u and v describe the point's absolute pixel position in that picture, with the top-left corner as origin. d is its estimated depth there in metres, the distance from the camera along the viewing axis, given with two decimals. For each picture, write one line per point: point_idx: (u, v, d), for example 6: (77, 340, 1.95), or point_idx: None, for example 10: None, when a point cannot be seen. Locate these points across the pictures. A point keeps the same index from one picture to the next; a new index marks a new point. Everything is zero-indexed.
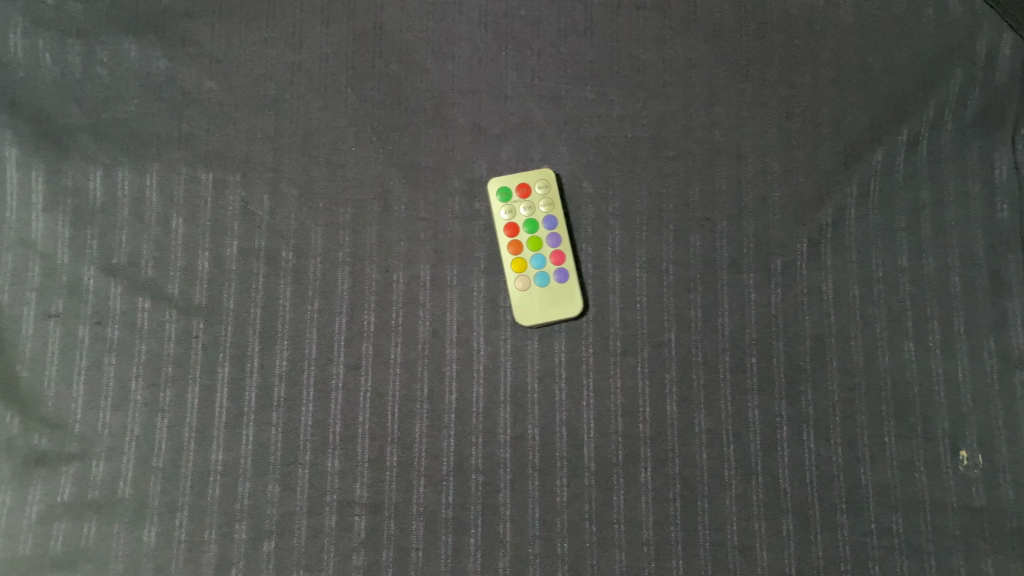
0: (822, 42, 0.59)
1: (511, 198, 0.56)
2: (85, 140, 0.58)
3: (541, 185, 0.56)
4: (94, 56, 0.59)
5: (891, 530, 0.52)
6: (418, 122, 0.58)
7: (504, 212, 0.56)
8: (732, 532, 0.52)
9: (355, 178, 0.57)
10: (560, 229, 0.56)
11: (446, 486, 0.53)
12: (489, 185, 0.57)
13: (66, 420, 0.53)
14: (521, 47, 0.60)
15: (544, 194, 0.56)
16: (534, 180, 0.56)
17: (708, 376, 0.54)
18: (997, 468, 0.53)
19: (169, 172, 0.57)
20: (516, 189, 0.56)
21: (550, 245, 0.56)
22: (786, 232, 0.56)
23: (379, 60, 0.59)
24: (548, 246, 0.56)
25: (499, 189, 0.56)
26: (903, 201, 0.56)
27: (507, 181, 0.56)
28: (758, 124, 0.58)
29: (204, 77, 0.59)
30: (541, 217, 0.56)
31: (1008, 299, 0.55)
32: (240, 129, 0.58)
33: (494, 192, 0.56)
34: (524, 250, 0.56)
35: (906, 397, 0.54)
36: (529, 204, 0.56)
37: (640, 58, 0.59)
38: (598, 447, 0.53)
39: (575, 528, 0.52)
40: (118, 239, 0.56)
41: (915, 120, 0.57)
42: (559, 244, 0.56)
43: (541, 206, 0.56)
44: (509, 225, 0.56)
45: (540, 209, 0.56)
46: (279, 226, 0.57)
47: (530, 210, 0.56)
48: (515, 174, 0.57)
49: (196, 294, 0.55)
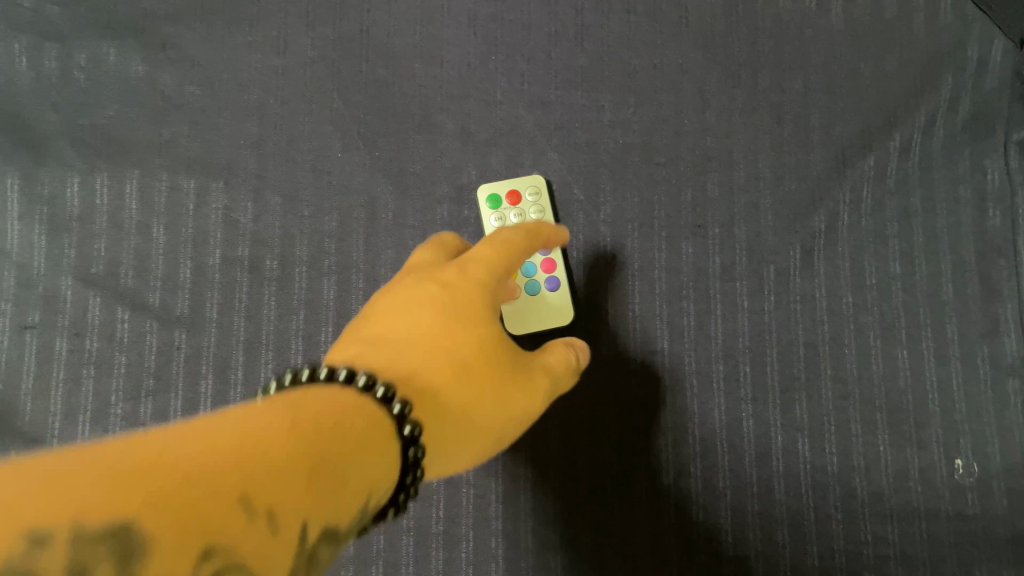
0: (814, 47, 0.59)
1: (501, 205, 0.55)
2: (62, 145, 0.56)
3: (533, 193, 0.55)
4: (71, 60, 0.57)
5: (886, 540, 0.52)
6: (406, 128, 0.57)
7: (493, 219, 0.55)
8: (727, 542, 0.52)
9: (341, 186, 0.56)
10: (551, 237, 0.55)
11: (436, 501, 0.53)
12: (480, 191, 0.56)
13: (44, 434, 0.52)
14: (511, 52, 0.59)
15: (535, 201, 0.55)
16: (524, 187, 0.55)
17: (700, 385, 0.54)
18: (991, 476, 0.52)
19: (150, 179, 0.56)
20: (506, 196, 0.55)
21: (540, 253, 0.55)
22: (778, 239, 0.56)
23: (366, 65, 0.58)
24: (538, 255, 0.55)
25: (489, 195, 0.55)
26: (895, 207, 0.56)
27: (498, 188, 0.55)
28: (750, 130, 0.57)
29: (186, 81, 0.57)
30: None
31: (1002, 306, 0.54)
32: (223, 135, 0.57)
33: (484, 199, 0.55)
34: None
35: (899, 404, 0.54)
36: (519, 211, 0.55)
37: (631, 64, 0.59)
38: (591, 460, 0.53)
39: (568, 541, 0.53)
40: (96, 249, 0.55)
41: (906, 126, 0.57)
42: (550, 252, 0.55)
43: (531, 213, 0.55)
44: None
45: (531, 216, 0.55)
46: (263, 234, 0.55)
47: (521, 217, 0.55)
48: (505, 180, 0.56)
49: (178, 303, 0.54)
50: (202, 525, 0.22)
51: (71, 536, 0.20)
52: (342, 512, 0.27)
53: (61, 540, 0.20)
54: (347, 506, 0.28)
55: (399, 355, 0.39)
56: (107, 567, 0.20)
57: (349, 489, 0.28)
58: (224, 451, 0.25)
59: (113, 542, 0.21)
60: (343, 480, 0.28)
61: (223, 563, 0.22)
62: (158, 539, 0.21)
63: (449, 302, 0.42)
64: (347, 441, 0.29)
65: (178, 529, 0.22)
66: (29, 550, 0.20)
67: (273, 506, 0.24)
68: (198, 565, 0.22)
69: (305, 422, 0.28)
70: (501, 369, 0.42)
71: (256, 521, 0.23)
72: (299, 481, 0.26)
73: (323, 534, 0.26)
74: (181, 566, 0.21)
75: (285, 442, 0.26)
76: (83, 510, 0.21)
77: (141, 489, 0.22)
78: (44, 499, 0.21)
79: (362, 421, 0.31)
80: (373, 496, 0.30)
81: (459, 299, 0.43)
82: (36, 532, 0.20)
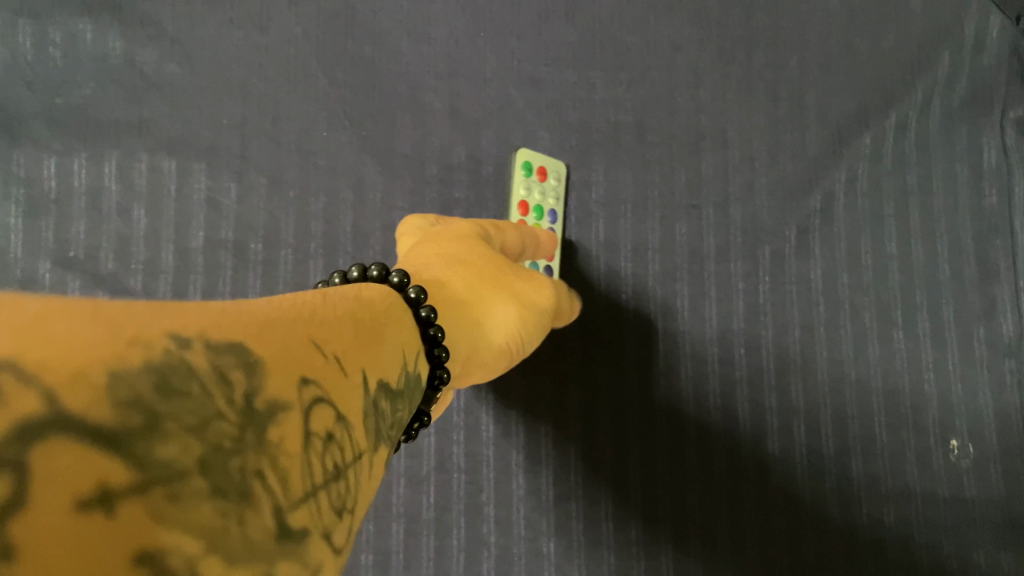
0: (809, 23, 0.58)
1: (531, 177, 0.54)
2: (37, 125, 0.54)
3: (557, 176, 0.55)
4: (46, 37, 0.55)
5: (882, 523, 0.51)
6: (393, 107, 0.56)
7: (522, 188, 0.54)
8: (723, 528, 0.52)
9: (327, 166, 0.55)
10: (558, 228, 0.55)
11: (427, 487, 0.52)
12: (517, 153, 0.54)
13: None
14: (500, 28, 0.57)
15: (556, 186, 0.55)
16: (554, 169, 0.55)
17: (696, 368, 0.54)
18: (988, 457, 0.51)
19: (129, 160, 0.55)
20: (538, 171, 0.54)
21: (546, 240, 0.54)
22: (773, 220, 0.55)
23: (350, 42, 0.56)
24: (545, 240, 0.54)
25: (522, 161, 0.54)
26: (892, 186, 0.55)
27: (533, 159, 0.54)
28: (745, 109, 0.56)
29: (165, 59, 0.56)
30: (547, 208, 0.54)
31: (998, 287, 0.53)
32: (205, 114, 0.55)
33: (517, 163, 0.54)
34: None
35: (895, 385, 0.53)
36: (543, 191, 0.54)
37: (623, 41, 0.57)
38: (584, 444, 0.52)
39: (561, 527, 0.52)
40: (75, 231, 0.53)
41: (904, 103, 0.56)
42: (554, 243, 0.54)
43: (552, 198, 0.54)
44: (521, 203, 0.54)
45: (552, 201, 0.54)
46: (248, 216, 0.54)
47: (543, 198, 0.54)
48: (541, 154, 0.55)
49: (161, 287, 0.53)
50: (300, 354, 0.20)
51: (207, 342, 0.18)
52: (393, 374, 0.26)
53: (200, 343, 0.17)
54: (395, 375, 0.26)
55: (434, 262, 0.39)
56: (250, 375, 0.18)
57: (396, 359, 0.27)
58: (285, 308, 0.23)
59: (245, 353, 0.18)
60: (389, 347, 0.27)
61: (327, 394, 0.21)
62: (278, 360, 0.19)
63: (455, 232, 0.43)
64: (383, 317, 0.28)
65: (281, 351, 0.20)
66: (178, 347, 0.17)
67: (347, 355, 0.23)
68: (307, 386, 0.20)
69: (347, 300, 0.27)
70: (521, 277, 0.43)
71: (336, 361, 0.22)
72: (357, 338, 0.24)
73: (382, 390, 0.25)
74: (298, 387, 0.19)
75: (334, 310, 0.25)
76: (208, 324, 0.18)
77: (245, 321, 0.20)
78: (162, 309, 0.18)
79: (397, 306, 0.30)
80: (411, 369, 0.29)
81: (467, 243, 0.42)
82: (177, 333, 0.17)
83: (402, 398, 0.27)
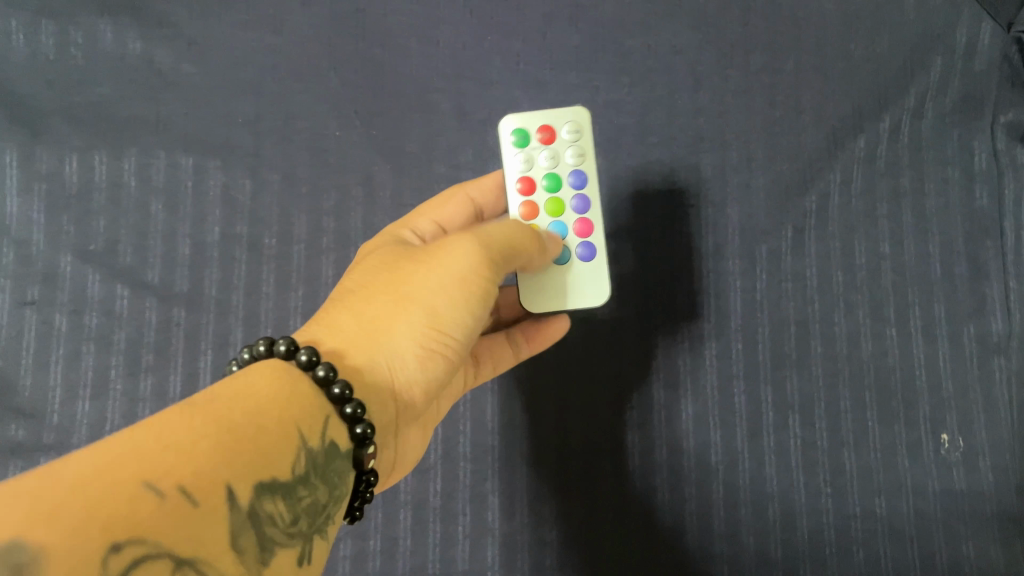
0: (805, 29, 0.59)
1: (530, 143, 0.50)
2: (58, 122, 0.57)
3: (570, 131, 0.50)
4: (67, 37, 0.58)
5: (874, 514, 0.53)
6: (402, 107, 0.58)
7: (522, 161, 0.50)
8: (718, 517, 0.53)
9: (338, 164, 0.57)
10: (588, 187, 0.50)
11: (433, 475, 0.54)
12: (505, 123, 0.50)
13: (44, 409, 0.53)
14: (506, 31, 0.59)
15: (572, 140, 0.50)
16: (560, 124, 0.50)
17: (693, 362, 0.55)
18: (977, 451, 0.53)
19: (147, 156, 0.56)
20: (538, 133, 0.50)
21: (576, 209, 0.50)
22: (770, 220, 0.57)
23: (362, 44, 0.58)
24: (572, 213, 0.50)
25: (516, 129, 0.50)
26: (885, 187, 0.57)
27: (527, 122, 0.50)
28: (743, 111, 0.58)
29: (181, 59, 0.58)
30: (567, 172, 0.50)
31: (988, 286, 0.55)
32: (220, 113, 0.57)
33: (510, 133, 0.50)
34: (541, 212, 0.50)
35: (887, 381, 0.54)
36: (552, 154, 0.50)
37: (625, 45, 0.59)
38: (585, 435, 0.55)
39: (563, 515, 0.54)
40: (95, 226, 0.56)
41: (897, 108, 0.57)
42: (587, 208, 0.50)
43: (567, 159, 0.50)
44: (525, 179, 0.50)
45: (566, 163, 0.50)
46: (262, 212, 0.56)
47: (554, 162, 0.50)
48: (537, 114, 0.50)
49: (177, 280, 0.55)
50: (98, 529, 0.24)
51: None
52: (271, 472, 0.30)
53: None
54: (264, 474, 0.30)
55: (320, 320, 0.41)
56: None
57: (268, 453, 0.30)
58: (117, 456, 0.26)
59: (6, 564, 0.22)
60: (260, 447, 0.30)
61: (131, 554, 0.24)
62: (58, 551, 0.23)
63: (369, 254, 0.46)
64: (263, 407, 0.32)
65: (79, 533, 0.24)
66: None
67: (177, 491, 0.26)
68: (113, 556, 0.24)
69: (211, 406, 0.30)
70: (416, 263, 0.42)
71: (167, 504, 0.26)
72: (200, 461, 0.28)
73: (244, 500, 0.29)
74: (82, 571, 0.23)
75: (186, 430, 0.29)
76: None
77: (32, 507, 0.23)
78: None
79: (283, 385, 0.33)
80: (313, 444, 0.33)
81: (366, 263, 0.44)
82: None
83: (300, 482, 0.31)
